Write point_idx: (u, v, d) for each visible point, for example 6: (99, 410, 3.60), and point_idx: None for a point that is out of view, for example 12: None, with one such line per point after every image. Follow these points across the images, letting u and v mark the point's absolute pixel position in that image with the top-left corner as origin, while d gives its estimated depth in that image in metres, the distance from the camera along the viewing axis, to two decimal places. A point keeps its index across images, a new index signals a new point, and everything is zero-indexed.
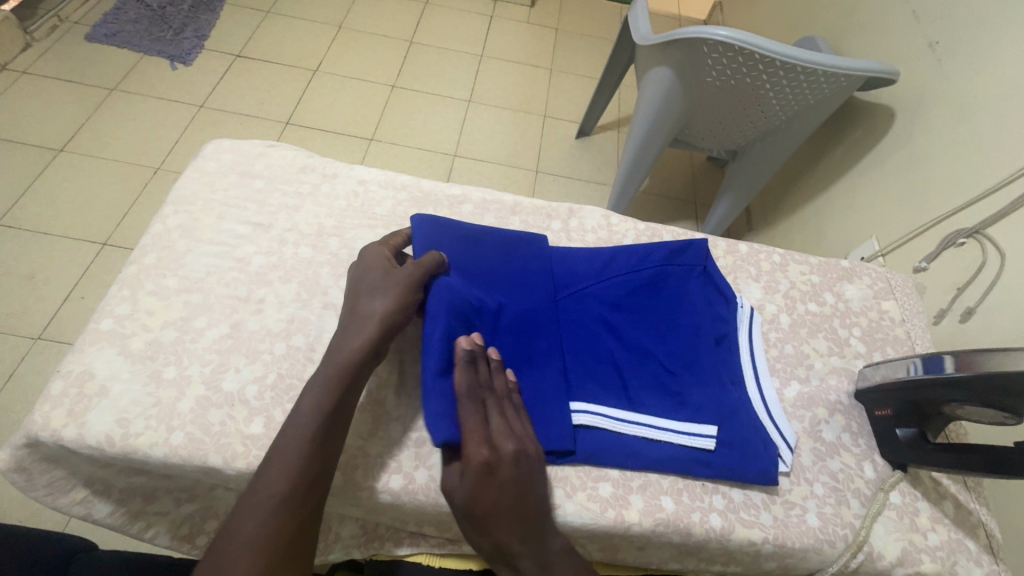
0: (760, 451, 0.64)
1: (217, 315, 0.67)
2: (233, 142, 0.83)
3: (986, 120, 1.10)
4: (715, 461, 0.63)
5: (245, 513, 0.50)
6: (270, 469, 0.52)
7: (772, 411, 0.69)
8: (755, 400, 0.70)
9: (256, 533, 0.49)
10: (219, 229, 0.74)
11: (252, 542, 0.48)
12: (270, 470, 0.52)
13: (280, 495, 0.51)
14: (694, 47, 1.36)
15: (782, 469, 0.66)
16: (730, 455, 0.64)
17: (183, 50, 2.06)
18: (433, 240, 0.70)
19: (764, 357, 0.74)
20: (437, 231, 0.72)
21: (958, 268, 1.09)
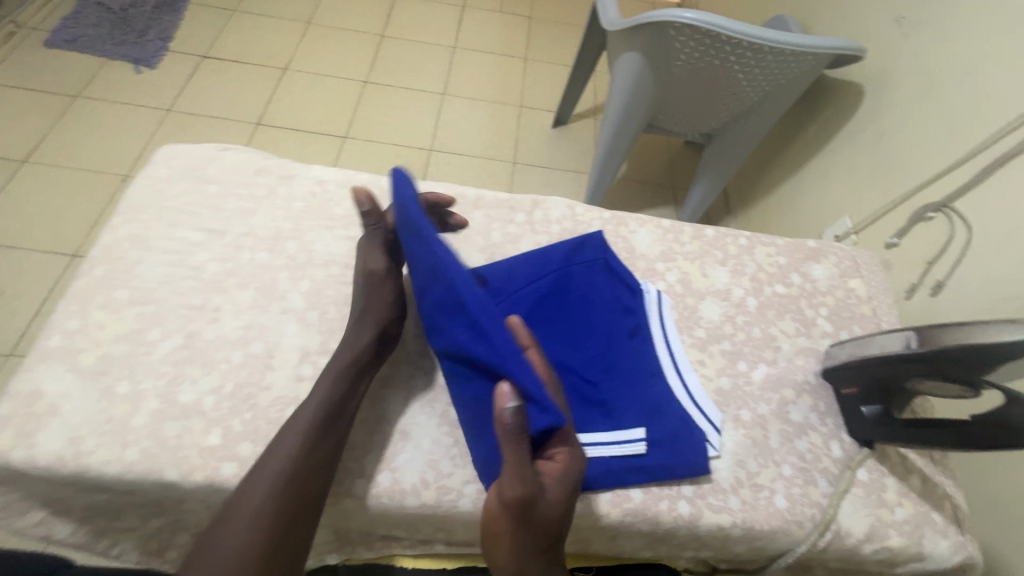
0: (689, 443, 0.64)
1: (171, 326, 0.66)
2: (185, 146, 0.81)
3: (952, 94, 1.10)
4: (649, 464, 0.62)
5: (223, 529, 0.51)
6: (251, 483, 0.54)
7: (695, 398, 0.69)
8: (677, 391, 0.69)
9: (230, 551, 0.50)
10: (172, 237, 0.72)
11: (224, 559, 0.49)
12: (251, 485, 0.53)
13: (258, 513, 0.52)
14: (661, 32, 1.34)
15: (711, 454, 0.66)
16: (660, 455, 0.63)
17: (147, 53, 2.01)
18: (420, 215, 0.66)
19: (679, 342, 0.74)
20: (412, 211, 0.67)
21: (928, 242, 1.09)
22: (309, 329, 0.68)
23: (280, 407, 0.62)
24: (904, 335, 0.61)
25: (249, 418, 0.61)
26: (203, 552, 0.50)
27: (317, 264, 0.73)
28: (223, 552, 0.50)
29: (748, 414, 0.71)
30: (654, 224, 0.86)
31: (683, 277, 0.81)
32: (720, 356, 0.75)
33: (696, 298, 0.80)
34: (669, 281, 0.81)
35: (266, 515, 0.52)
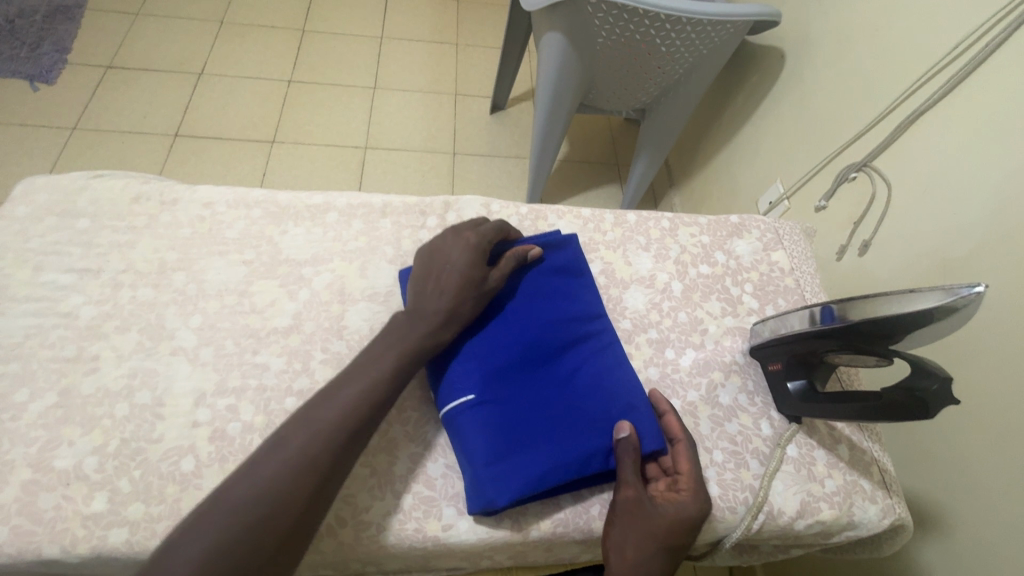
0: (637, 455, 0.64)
1: (42, 384, 0.59)
2: (48, 177, 0.74)
3: (862, 55, 1.11)
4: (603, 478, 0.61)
5: (241, 481, 0.48)
6: (284, 443, 0.51)
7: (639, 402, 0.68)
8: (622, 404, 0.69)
9: (246, 500, 0.47)
10: (39, 282, 0.65)
11: (219, 526, 0.45)
12: (285, 443, 0.50)
13: (284, 473, 0.49)
14: (578, 9, 1.30)
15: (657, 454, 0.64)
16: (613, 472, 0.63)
17: (43, 68, 1.84)
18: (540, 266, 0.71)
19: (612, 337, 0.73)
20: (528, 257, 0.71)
21: (852, 203, 1.10)
22: (203, 368, 0.63)
23: (174, 459, 0.57)
24: (818, 308, 0.60)
25: (138, 476, 0.56)
26: (218, 498, 0.47)
27: (209, 295, 0.67)
28: (239, 504, 0.47)
29: (677, 403, 0.69)
30: (573, 215, 0.84)
31: (606, 267, 0.79)
32: (647, 346, 0.73)
33: (620, 288, 0.78)
34: (592, 272, 0.78)
35: (288, 478, 0.49)
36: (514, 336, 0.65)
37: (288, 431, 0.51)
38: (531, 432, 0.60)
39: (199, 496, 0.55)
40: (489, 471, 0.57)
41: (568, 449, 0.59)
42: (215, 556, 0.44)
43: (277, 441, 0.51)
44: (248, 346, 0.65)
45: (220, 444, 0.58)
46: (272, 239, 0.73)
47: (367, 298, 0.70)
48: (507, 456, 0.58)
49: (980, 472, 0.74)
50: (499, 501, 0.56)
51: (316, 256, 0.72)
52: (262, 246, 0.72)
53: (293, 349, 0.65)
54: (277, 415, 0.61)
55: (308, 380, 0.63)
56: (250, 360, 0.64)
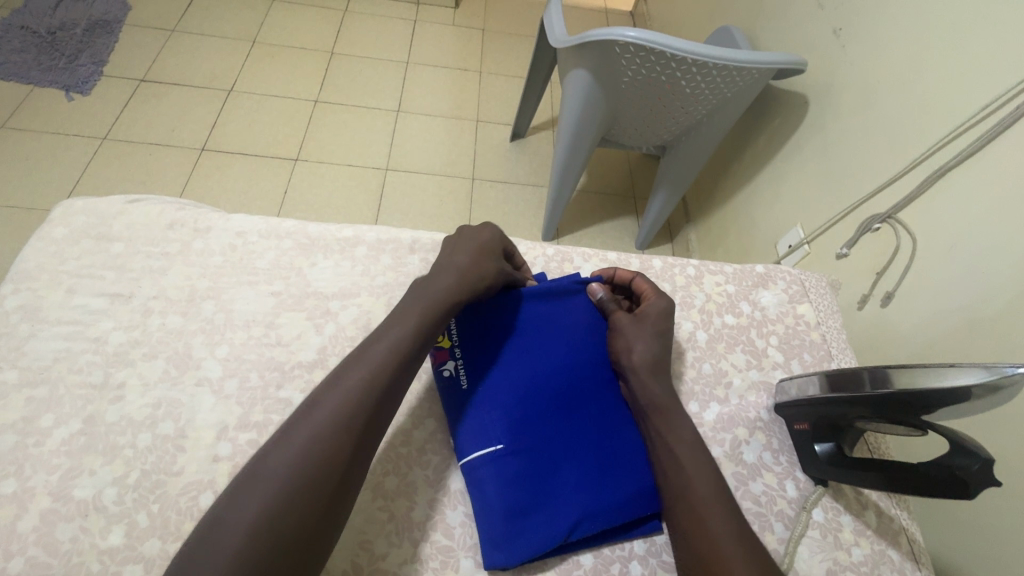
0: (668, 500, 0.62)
1: (67, 410, 0.59)
2: (87, 200, 0.75)
3: (888, 107, 1.11)
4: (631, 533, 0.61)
5: (282, 445, 0.50)
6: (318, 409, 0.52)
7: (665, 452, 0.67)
8: None
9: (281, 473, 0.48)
10: (71, 305, 0.66)
11: (267, 489, 0.47)
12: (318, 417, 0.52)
13: (318, 439, 0.50)
14: (606, 48, 1.32)
15: None
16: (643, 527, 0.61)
17: (79, 78, 1.90)
18: (564, 312, 0.72)
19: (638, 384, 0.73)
20: (550, 305, 0.72)
21: (876, 254, 1.09)
22: (226, 401, 0.62)
23: (192, 494, 0.56)
24: (854, 373, 0.60)
25: (157, 511, 0.55)
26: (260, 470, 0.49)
27: (237, 325, 0.68)
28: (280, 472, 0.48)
29: None
30: (599, 258, 0.84)
31: None
32: None
33: None
34: None
35: (328, 436, 0.50)
36: (548, 381, 0.66)
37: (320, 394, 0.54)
38: (560, 483, 0.60)
39: None
40: (514, 526, 0.57)
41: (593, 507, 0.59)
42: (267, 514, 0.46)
43: (311, 403, 0.53)
44: (272, 380, 0.65)
45: None
46: (301, 270, 0.73)
47: None
48: (535, 509, 0.58)
49: (1006, 547, 0.71)
50: (522, 555, 0.56)
51: (344, 290, 0.73)
52: (290, 277, 0.73)
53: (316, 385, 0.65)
54: None
55: None
56: (273, 395, 0.64)
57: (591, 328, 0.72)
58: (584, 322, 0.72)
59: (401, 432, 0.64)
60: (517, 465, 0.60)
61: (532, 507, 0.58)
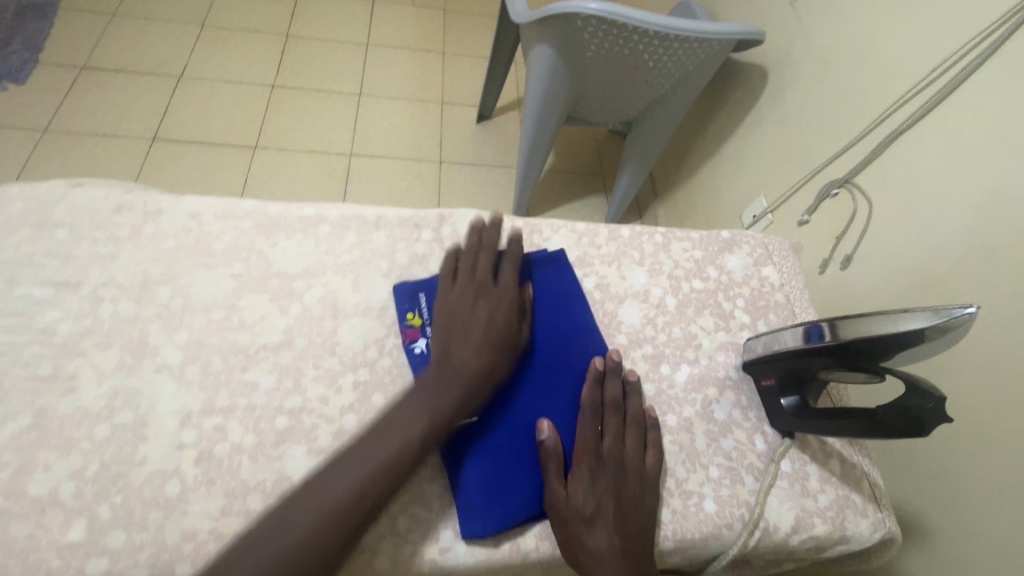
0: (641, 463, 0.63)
1: (15, 405, 0.56)
2: (24, 186, 0.70)
3: (843, 75, 1.13)
4: None
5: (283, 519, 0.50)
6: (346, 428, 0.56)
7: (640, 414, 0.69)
8: None
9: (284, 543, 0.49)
10: (13, 296, 0.62)
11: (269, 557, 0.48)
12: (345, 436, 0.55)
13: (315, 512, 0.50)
14: (568, 22, 1.31)
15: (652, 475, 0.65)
16: None
17: (12, 66, 1.78)
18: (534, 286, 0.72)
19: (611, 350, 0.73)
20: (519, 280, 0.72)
21: (835, 218, 1.13)
22: (189, 387, 0.60)
23: (158, 483, 0.55)
24: (811, 326, 0.61)
25: (120, 502, 0.53)
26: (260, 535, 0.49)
27: (196, 310, 0.65)
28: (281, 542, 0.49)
29: (673, 419, 0.70)
30: (568, 229, 0.84)
31: (601, 282, 0.79)
32: (642, 361, 0.73)
33: (615, 302, 0.78)
34: (586, 288, 0.78)
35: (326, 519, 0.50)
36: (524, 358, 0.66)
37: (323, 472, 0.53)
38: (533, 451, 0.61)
39: (185, 521, 0.53)
40: (490, 495, 0.57)
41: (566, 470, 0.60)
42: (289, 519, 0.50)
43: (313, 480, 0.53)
44: (237, 363, 0.63)
45: (207, 466, 0.56)
46: (262, 251, 0.71)
47: (360, 313, 0.69)
48: (511, 477, 0.59)
49: (963, 489, 0.77)
50: (498, 522, 0.56)
51: (308, 270, 0.71)
52: (251, 259, 0.70)
53: (284, 366, 0.63)
54: (267, 435, 0.59)
55: (300, 399, 0.62)
56: (239, 379, 0.62)
57: (562, 303, 0.72)
58: (554, 294, 0.73)
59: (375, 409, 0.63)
60: (500, 441, 0.60)
61: (507, 476, 0.59)
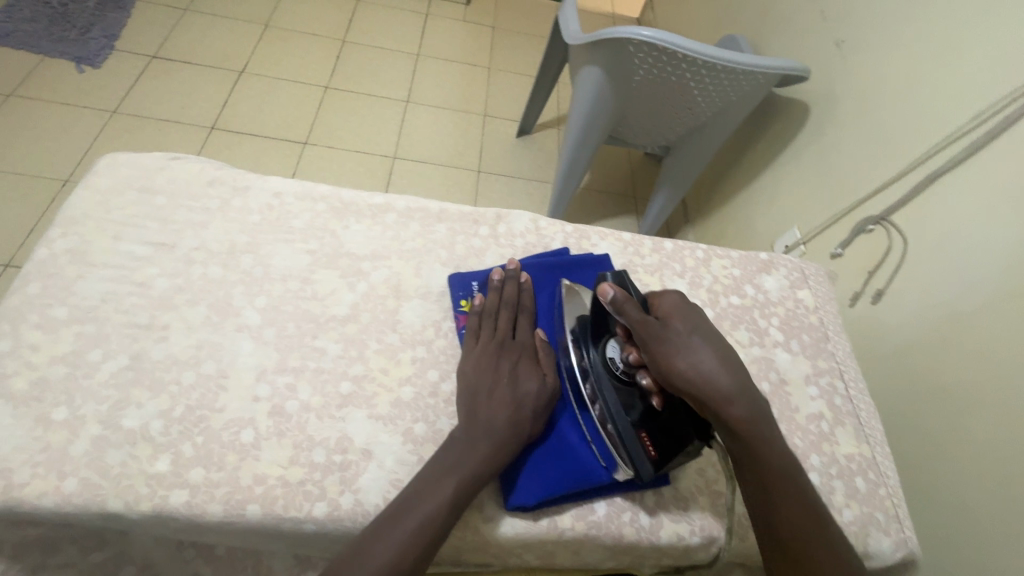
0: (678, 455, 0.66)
1: (115, 346, 0.63)
2: (130, 156, 0.78)
3: (884, 115, 1.17)
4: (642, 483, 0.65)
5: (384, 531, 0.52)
6: (439, 470, 0.56)
7: None
8: None
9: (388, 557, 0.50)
10: (117, 251, 0.69)
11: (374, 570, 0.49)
12: (440, 474, 0.56)
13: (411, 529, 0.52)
14: (620, 46, 1.37)
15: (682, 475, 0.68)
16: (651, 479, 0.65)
17: (90, 51, 1.90)
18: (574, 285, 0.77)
19: None
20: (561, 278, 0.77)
21: (868, 253, 1.14)
22: (265, 346, 0.66)
23: (235, 429, 0.60)
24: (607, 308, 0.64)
25: (201, 443, 0.58)
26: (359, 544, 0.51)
27: (275, 278, 0.71)
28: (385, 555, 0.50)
29: None
30: (614, 238, 0.88)
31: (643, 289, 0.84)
32: None
33: None
34: None
35: (418, 533, 0.52)
36: (570, 372, 0.69)
37: (413, 493, 0.55)
38: (572, 434, 0.65)
39: (257, 466, 0.58)
40: (532, 471, 0.61)
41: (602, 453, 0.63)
42: (408, 557, 0.51)
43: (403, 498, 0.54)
44: (308, 330, 0.68)
45: (278, 419, 0.61)
46: (335, 231, 0.77)
47: (420, 296, 0.74)
48: (550, 456, 0.63)
49: (973, 519, 0.80)
50: (539, 495, 0.60)
51: (375, 252, 0.76)
52: (325, 237, 0.76)
53: (350, 337, 0.69)
54: (333, 398, 0.64)
55: (362, 367, 0.67)
56: (309, 344, 0.67)
57: None
58: None
59: (430, 384, 0.67)
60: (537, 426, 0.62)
61: (550, 453, 0.63)
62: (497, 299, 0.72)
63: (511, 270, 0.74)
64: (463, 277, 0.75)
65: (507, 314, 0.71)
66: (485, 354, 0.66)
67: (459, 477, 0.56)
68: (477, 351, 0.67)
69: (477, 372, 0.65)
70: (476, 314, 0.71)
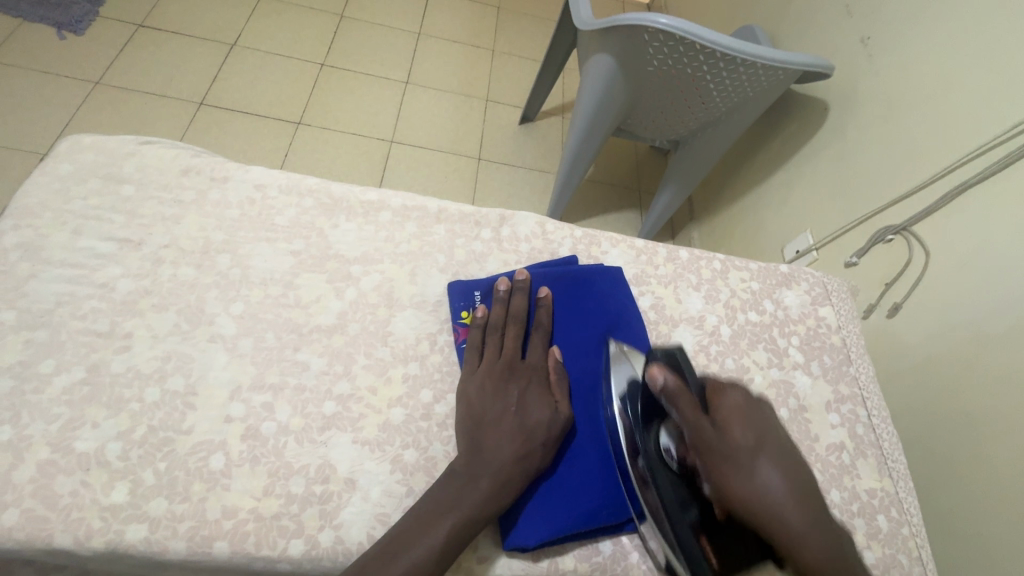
0: None
1: (70, 356, 0.56)
2: (96, 138, 0.71)
3: (911, 119, 1.09)
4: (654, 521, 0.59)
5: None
6: (430, 511, 0.51)
7: None
8: None
9: None
10: (76, 247, 0.62)
11: None
12: (431, 515, 0.50)
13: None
14: (634, 34, 1.28)
15: None
16: None
17: (71, 16, 1.79)
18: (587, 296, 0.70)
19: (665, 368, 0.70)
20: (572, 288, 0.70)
21: (886, 263, 1.08)
22: (240, 359, 0.59)
23: (202, 454, 0.54)
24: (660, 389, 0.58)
25: (164, 470, 0.52)
26: None
27: (254, 282, 0.64)
28: None
29: None
30: (627, 245, 0.82)
31: (656, 302, 0.77)
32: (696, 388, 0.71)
33: (669, 326, 0.76)
34: (642, 306, 0.77)
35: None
36: (584, 399, 0.63)
37: (401, 534, 0.49)
38: (579, 466, 0.59)
39: (227, 497, 0.52)
40: (534, 508, 0.56)
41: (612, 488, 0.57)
42: None
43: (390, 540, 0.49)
44: (289, 341, 0.62)
45: (252, 443, 0.55)
46: (322, 231, 0.70)
47: (414, 305, 0.68)
48: (555, 490, 0.57)
49: (992, 557, 0.75)
50: (541, 536, 0.54)
51: (367, 255, 0.70)
52: (311, 237, 0.69)
53: (335, 350, 0.62)
54: (314, 419, 0.58)
55: (348, 385, 0.61)
56: (290, 357, 0.61)
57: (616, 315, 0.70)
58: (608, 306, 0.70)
59: (423, 405, 0.61)
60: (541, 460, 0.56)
61: (555, 487, 0.57)
62: (502, 313, 0.66)
63: (518, 280, 0.68)
64: (462, 284, 0.69)
65: (514, 331, 0.65)
66: (490, 377, 0.61)
67: (452, 519, 0.50)
68: (480, 374, 0.61)
69: (481, 396, 0.59)
70: (479, 331, 0.65)
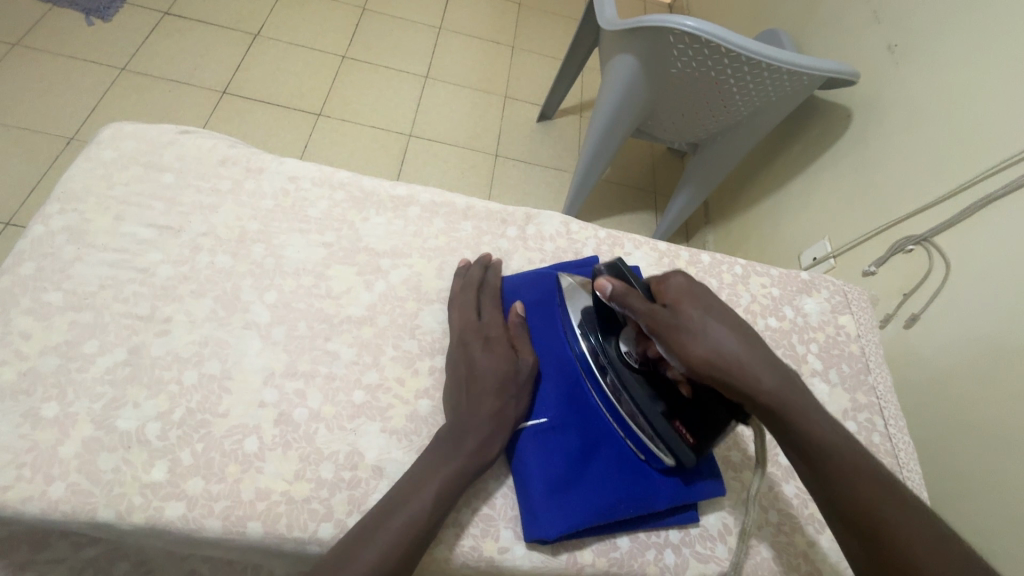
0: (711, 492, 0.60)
1: (112, 338, 0.58)
2: (137, 126, 0.73)
3: (935, 129, 1.09)
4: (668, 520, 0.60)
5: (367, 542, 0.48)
6: (425, 476, 0.53)
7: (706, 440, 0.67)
8: None
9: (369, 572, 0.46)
10: (118, 232, 0.64)
11: None
12: (426, 479, 0.52)
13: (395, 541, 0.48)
14: (659, 35, 1.28)
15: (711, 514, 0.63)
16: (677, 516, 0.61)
17: (100, 3, 1.82)
18: None
19: None
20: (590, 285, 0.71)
21: (906, 274, 1.07)
22: (274, 347, 0.61)
23: (237, 438, 0.55)
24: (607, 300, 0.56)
25: (201, 450, 0.54)
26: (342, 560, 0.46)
27: (287, 272, 0.66)
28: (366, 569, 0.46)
29: (737, 455, 0.68)
30: (649, 247, 0.82)
31: None
32: None
33: None
34: None
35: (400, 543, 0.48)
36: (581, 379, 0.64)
37: (403, 502, 0.51)
38: (596, 460, 0.59)
39: (260, 479, 0.54)
40: (551, 499, 0.56)
41: (629, 484, 0.58)
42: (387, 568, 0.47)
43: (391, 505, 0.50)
44: (320, 331, 0.63)
45: (284, 429, 0.57)
46: (353, 223, 0.72)
47: (441, 300, 0.69)
48: (573, 484, 0.58)
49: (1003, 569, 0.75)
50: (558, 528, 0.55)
51: (396, 249, 0.71)
52: (342, 229, 0.71)
53: (364, 341, 0.64)
54: (344, 408, 0.59)
55: (376, 376, 0.62)
56: (321, 346, 0.62)
57: None
58: None
59: None
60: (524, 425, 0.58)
61: (572, 480, 0.58)
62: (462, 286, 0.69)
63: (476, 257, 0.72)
64: (482, 276, 0.70)
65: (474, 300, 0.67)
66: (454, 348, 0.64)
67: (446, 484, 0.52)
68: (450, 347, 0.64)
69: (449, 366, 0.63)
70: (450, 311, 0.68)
